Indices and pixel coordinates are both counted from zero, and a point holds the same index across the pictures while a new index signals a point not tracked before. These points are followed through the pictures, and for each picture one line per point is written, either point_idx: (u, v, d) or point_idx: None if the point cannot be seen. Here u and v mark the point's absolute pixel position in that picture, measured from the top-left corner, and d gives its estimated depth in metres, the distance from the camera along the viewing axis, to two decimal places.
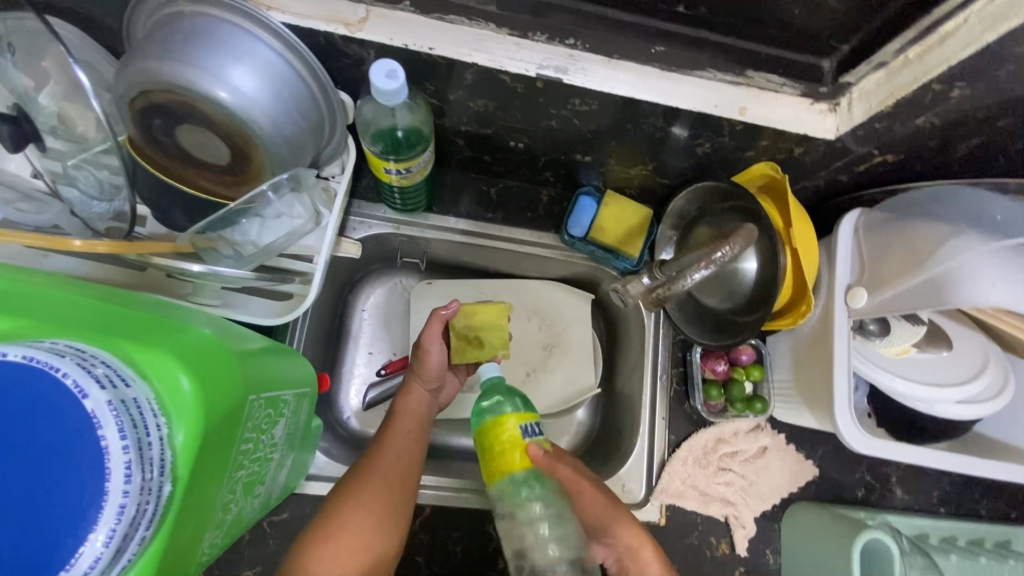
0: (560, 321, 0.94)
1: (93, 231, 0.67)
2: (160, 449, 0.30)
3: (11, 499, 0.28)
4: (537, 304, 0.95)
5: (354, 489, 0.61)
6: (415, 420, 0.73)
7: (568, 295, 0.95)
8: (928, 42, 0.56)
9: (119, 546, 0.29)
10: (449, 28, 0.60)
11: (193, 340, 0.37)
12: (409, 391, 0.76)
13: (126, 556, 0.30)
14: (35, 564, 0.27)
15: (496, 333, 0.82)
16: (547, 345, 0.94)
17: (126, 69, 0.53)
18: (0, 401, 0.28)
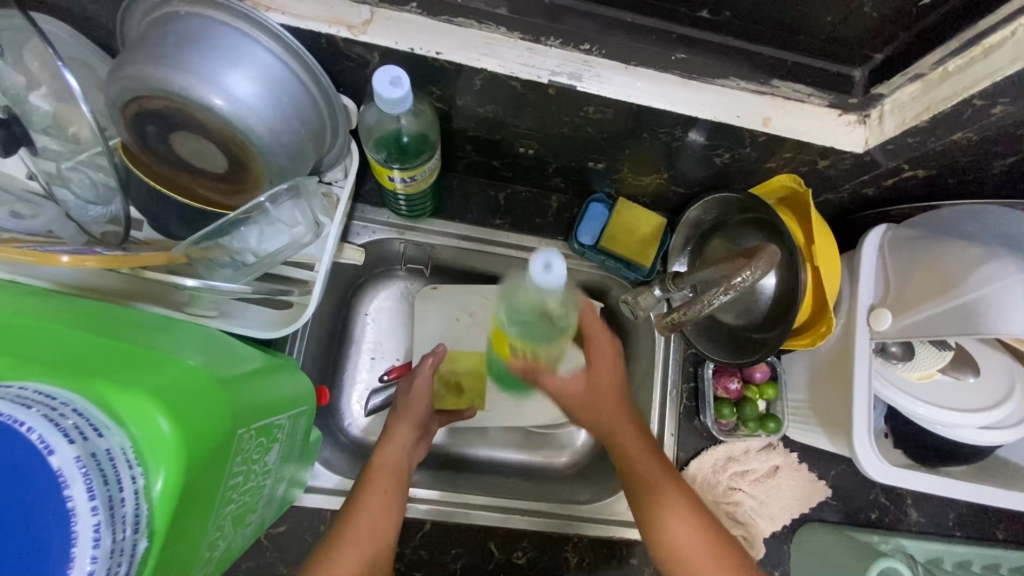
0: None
1: (88, 236, 0.65)
2: (134, 505, 0.28)
3: None
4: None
5: (327, 560, 0.59)
6: (400, 462, 0.70)
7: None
8: (971, 55, 0.52)
9: None
10: (458, 32, 0.57)
11: (177, 375, 0.35)
12: (393, 437, 0.72)
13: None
14: None
15: (476, 382, 0.88)
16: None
17: (118, 74, 0.50)
18: None
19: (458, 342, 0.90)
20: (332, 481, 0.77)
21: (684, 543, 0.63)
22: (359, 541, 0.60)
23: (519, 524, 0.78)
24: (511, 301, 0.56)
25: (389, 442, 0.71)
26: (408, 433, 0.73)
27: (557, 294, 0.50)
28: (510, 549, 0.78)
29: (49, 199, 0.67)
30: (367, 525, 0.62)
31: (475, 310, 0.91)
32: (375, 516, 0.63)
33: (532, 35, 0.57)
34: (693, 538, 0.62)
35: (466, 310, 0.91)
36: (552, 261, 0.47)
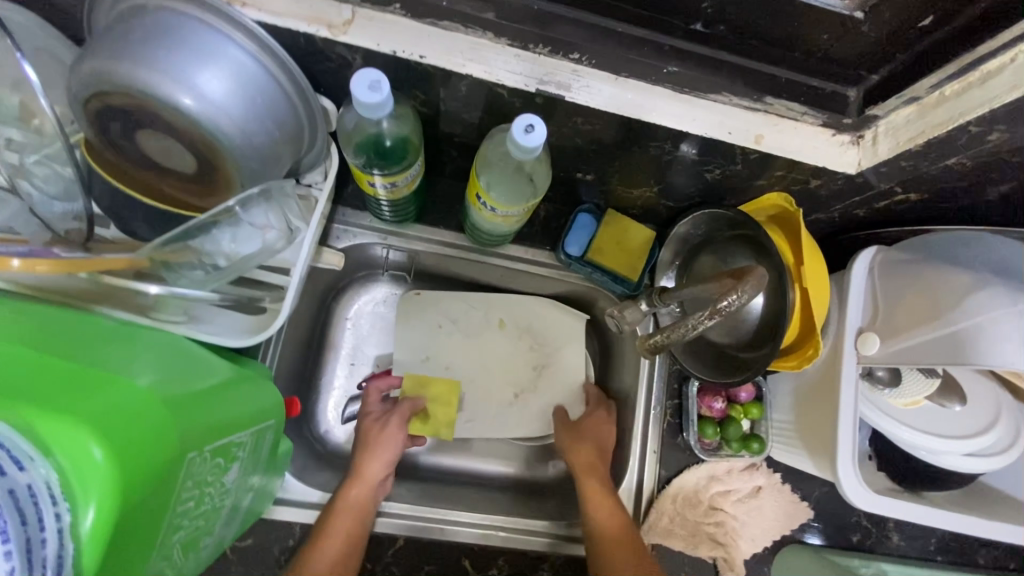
0: (551, 341, 0.90)
1: (53, 233, 0.62)
2: (57, 544, 0.26)
3: None
4: (528, 322, 0.90)
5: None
6: (368, 501, 0.71)
7: (562, 314, 0.90)
8: (969, 79, 0.51)
9: None
10: (443, 35, 0.55)
11: (119, 397, 0.32)
12: (363, 474, 0.73)
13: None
14: None
15: (445, 411, 0.84)
16: (536, 365, 0.90)
17: (80, 68, 0.48)
18: None
19: (441, 347, 0.88)
20: (303, 493, 0.75)
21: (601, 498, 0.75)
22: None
23: (495, 541, 0.76)
24: (495, 158, 0.63)
25: (358, 481, 0.72)
26: (376, 469, 0.74)
27: (530, 158, 0.55)
28: (485, 567, 0.76)
29: (14, 193, 0.64)
30: (327, 570, 0.64)
31: (459, 317, 0.89)
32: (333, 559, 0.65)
33: (520, 42, 0.55)
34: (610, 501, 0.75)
35: (448, 316, 0.89)
36: (535, 125, 0.53)
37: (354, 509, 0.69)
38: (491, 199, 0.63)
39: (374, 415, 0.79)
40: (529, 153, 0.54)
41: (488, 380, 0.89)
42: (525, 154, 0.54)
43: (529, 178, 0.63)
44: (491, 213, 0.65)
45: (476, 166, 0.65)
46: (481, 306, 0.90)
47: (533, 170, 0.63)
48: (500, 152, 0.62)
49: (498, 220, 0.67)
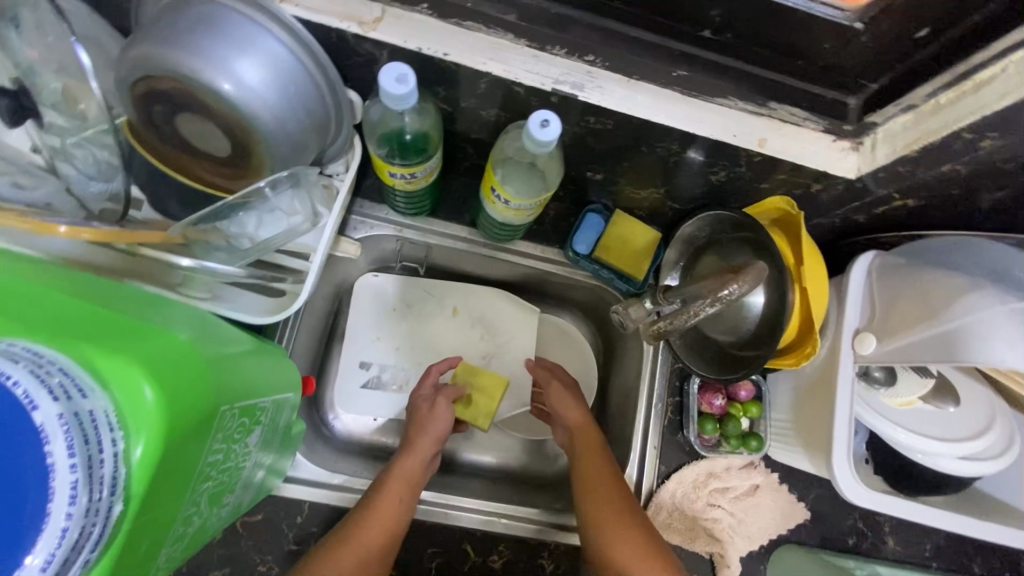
0: (500, 333, 0.92)
1: (88, 212, 0.66)
2: (112, 466, 0.29)
3: None
4: (482, 312, 0.92)
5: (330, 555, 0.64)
6: (416, 473, 0.74)
7: (512, 307, 0.93)
8: (963, 88, 0.54)
9: (58, 570, 0.27)
10: (466, 35, 0.58)
11: (164, 346, 0.35)
12: (412, 448, 0.76)
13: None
14: None
15: (488, 401, 0.84)
16: (486, 354, 0.92)
17: (129, 52, 0.51)
18: None
19: (397, 334, 0.90)
20: (313, 473, 0.77)
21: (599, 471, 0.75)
22: (362, 546, 0.65)
23: (498, 527, 0.78)
24: (510, 153, 0.67)
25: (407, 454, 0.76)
26: (424, 444, 0.77)
27: (545, 152, 0.58)
28: (487, 553, 0.78)
29: (53, 173, 0.67)
30: (377, 535, 0.66)
31: (415, 303, 0.91)
32: (384, 523, 0.67)
33: (538, 43, 0.59)
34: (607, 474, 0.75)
35: (404, 302, 0.91)
36: (550, 120, 0.56)
37: (404, 478, 0.72)
38: (505, 192, 0.66)
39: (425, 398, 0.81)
40: (543, 147, 0.57)
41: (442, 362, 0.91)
42: (539, 147, 0.57)
43: (539, 172, 0.67)
44: (505, 206, 0.68)
45: (492, 159, 0.68)
46: (437, 293, 0.92)
47: (545, 165, 0.66)
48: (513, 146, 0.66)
49: (510, 213, 0.70)
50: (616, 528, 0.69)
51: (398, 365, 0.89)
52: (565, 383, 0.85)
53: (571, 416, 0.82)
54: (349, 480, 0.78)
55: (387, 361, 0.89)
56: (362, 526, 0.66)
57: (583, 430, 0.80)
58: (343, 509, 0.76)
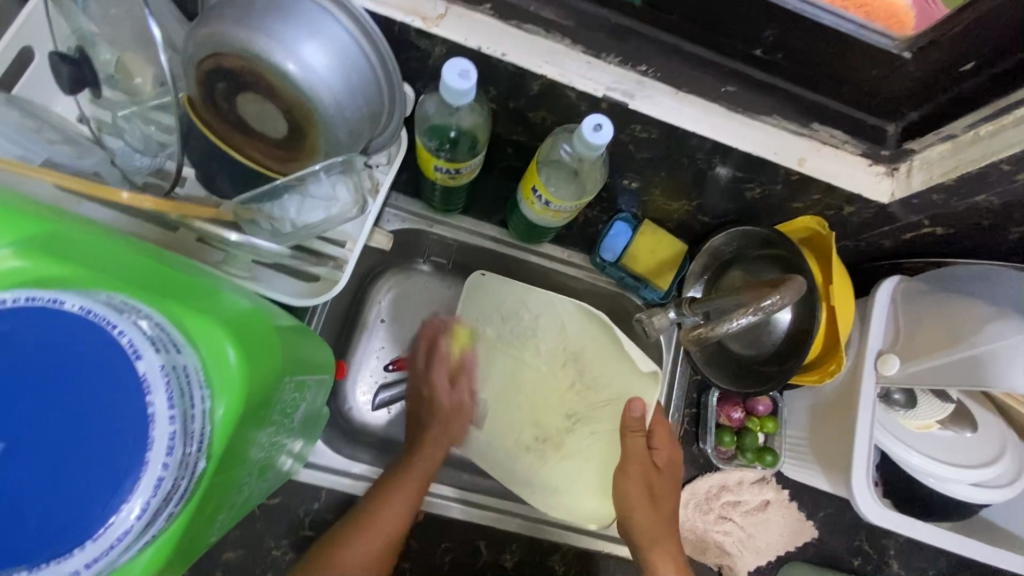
0: (605, 389, 0.83)
1: (131, 184, 0.66)
2: (201, 423, 0.31)
3: (47, 449, 0.29)
4: (578, 347, 0.84)
5: (353, 526, 0.66)
6: (430, 460, 0.75)
7: (621, 365, 0.83)
8: (1003, 121, 0.55)
9: (150, 519, 0.30)
10: (525, 38, 0.59)
11: (240, 313, 0.38)
12: (421, 442, 0.76)
13: (152, 529, 0.30)
14: (66, 523, 0.28)
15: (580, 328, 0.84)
16: (571, 416, 0.83)
17: (200, 30, 0.52)
18: (60, 352, 0.30)
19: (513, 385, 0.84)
20: (333, 461, 0.77)
21: (657, 531, 0.72)
22: (385, 516, 0.67)
23: (511, 526, 0.79)
24: (553, 154, 0.69)
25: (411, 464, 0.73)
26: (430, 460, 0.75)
27: (594, 156, 0.59)
28: (499, 552, 0.78)
29: (98, 144, 0.68)
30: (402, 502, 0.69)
31: (508, 317, 0.85)
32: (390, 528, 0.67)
33: (594, 50, 0.60)
34: (662, 529, 0.72)
35: (501, 313, 0.85)
36: (603, 125, 0.57)
37: (415, 477, 0.72)
38: (547, 192, 0.68)
39: (444, 391, 0.82)
40: (593, 151, 0.58)
41: (526, 405, 0.84)
42: (590, 150, 0.59)
43: (580, 180, 0.69)
44: (544, 207, 0.69)
45: (538, 159, 0.70)
46: (535, 312, 0.85)
47: (589, 172, 0.68)
48: (559, 150, 0.68)
49: (548, 215, 0.71)
50: (669, 570, 0.68)
51: None
52: (647, 463, 0.76)
53: (641, 509, 0.73)
54: (359, 468, 0.78)
55: (406, 375, 0.88)
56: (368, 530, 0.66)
57: (654, 528, 0.72)
58: (354, 497, 0.76)
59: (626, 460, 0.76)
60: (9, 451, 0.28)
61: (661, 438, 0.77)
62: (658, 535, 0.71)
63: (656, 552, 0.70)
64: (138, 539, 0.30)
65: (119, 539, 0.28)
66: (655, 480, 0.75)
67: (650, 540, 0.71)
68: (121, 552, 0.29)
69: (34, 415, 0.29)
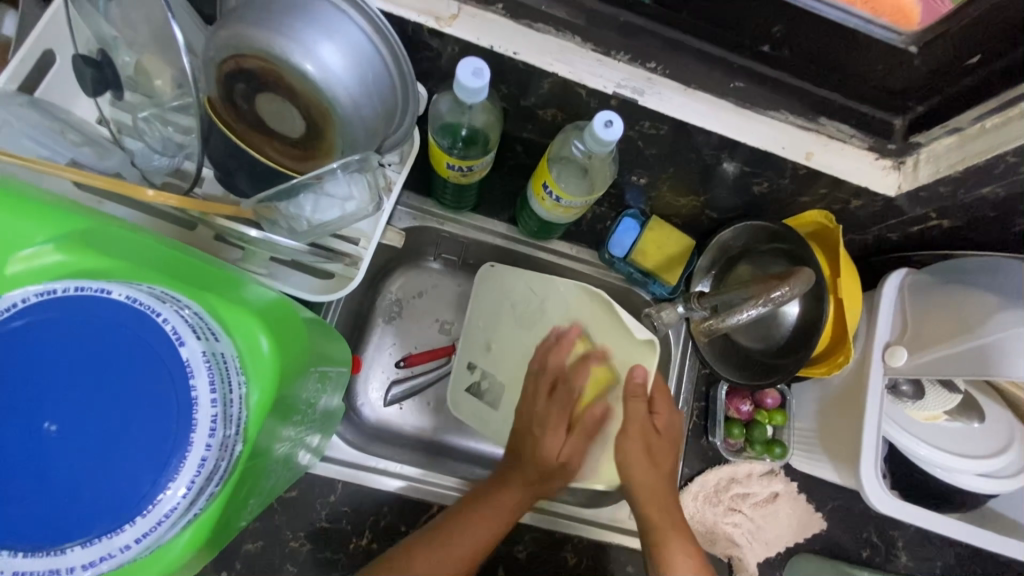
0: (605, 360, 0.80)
1: (151, 183, 0.68)
2: (239, 407, 0.33)
3: (93, 433, 0.31)
4: (580, 320, 0.82)
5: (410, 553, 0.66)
6: (514, 507, 0.73)
7: (623, 337, 0.78)
8: (1008, 114, 0.56)
9: (193, 499, 0.31)
10: (536, 36, 0.61)
11: (270, 304, 0.40)
12: (508, 488, 0.73)
13: (194, 510, 0.32)
14: (115, 502, 0.30)
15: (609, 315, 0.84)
16: None
17: (220, 32, 0.54)
18: (107, 339, 0.32)
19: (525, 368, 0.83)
20: (348, 454, 0.79)
21: (659, 495, 0.75)
22: (448, 555, 0.66)
23: (523, 518, 0.80)
24: (563, 151, 0.70)
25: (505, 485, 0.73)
26: (522, 478, 0.75)
27: (605, 150, 0.60)
28: (512, 544, 0.79)
29: (118, 146, 0.70)
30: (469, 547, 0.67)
31: (519, 302, 0.84)
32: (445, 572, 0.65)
33: (604, 48, 0.61)
34: (662, 490, 0.76)
35: (507, 298, 0.85)
36: (614, 121, 0.58)
37: (489, 525, 0.69)
38: (558, 188, 0.68)
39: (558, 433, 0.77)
40: (605, 145, 0.59)
41: None
42: (601, 146, 0.60)
43: (590, 176, 0.70)
44: (554, 203, 0.70)
45: (549, 156, 0.71)
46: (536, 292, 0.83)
47: (599, 168, 0.69)
48: (570, 146, 0.69)
49: (558, 210, 0.72)
50: (672, 533, 0.73)
51: (426, 377, 0.90)
52: (648, 426, 0.76)
53: (643, 471, 0.75)
54: (373, 460, 0.79)
55: (419, 371, 0.90)
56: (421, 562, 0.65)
57: (655, 487, 0.75)
58: (369, 489, 0.77)
59: (626, 426, 0.76)
60: (61, 434, 0.30)
61: (661, 404, 0.78)
62: (659, 496, 0.75)
63: (655, 511, 0.74)
64: (181, 520, 0.32)
65: (166, 516, 0.30)
66: (656, 442, 0.76)
67: (653, 506, 0.74)
68: (166, 530, 0.31)
69: (81, 400, 0.31)
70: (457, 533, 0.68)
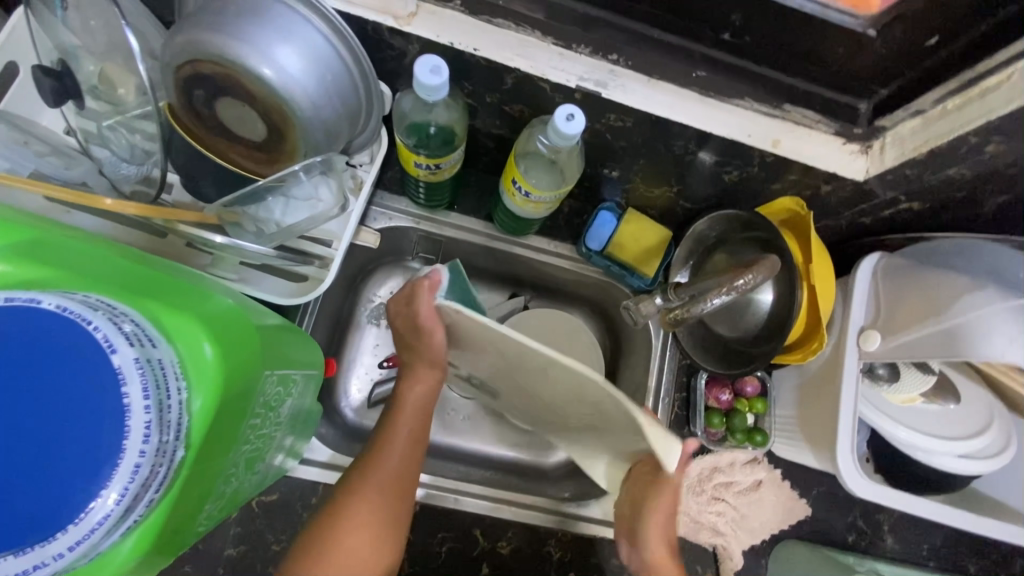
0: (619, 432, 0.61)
1: (120, 192, 0.68)
2: (178, 413, 0.33)
3: (27, 441, 0.31)
4: (596, 401, 0.57)
5: (352, 501, 0.62)
6: (422, 409, 0.68)
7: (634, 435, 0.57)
8: (969, 95, 0.56)
9: (129, 504, 0.32)
10: (497, 32, 0.61)
11: (217, 307, 0.39)
12: (405, 392, 0.68)
13: (133, 516, 0.33)
14: (47, 513, 0.30)
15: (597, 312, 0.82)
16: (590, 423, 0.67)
17: (175, 38, 0.54)
18: (37, 348, 0.31)
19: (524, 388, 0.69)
20: (324, 455, 0.79)
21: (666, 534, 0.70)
22: (386, 479, 0.64)
23: (505, 514, 0.80)
24: (530, 145, 0.70)
25: (370, 490, 0.63)
26: (421, 384, 0.68)
27: (569, 144, 0.60)
28: (495, 539, 0.79)
29: (86, 155, 0.70)
30: (397, 463, 0.65)
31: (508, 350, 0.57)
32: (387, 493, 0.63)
33: (564, 41, 0.61)
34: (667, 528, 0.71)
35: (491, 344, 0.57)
36: (575, 115, 0.58)
37: (405, 439, 0.66)
38: (527, 183, 0.68)
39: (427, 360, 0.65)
40: (569, 138, 0.59)
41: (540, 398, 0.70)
42: (564, 140, 0.59)
43: (559, 170, 0.70)
44: (525, 198, 0.70)
45: (516, 151, 0.71)
46: (538, 360, 0.55)
47: (567, 160, 0.68)
48: (534, 140, 0.69)
49: (529, 206, 0.72)
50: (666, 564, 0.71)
51: None
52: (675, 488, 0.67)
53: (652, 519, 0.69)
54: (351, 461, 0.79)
55: None
56: (362, 502, 0.62)
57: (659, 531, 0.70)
58: None
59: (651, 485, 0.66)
60: None
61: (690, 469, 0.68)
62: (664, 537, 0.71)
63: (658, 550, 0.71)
64: (119, 526, 0.32)
65: (99, 524, 0.31)
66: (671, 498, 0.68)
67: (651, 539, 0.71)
68: (103, 536, 0.31)
69: (11, 407, 0.31)
70: (378, 458, 0.64)
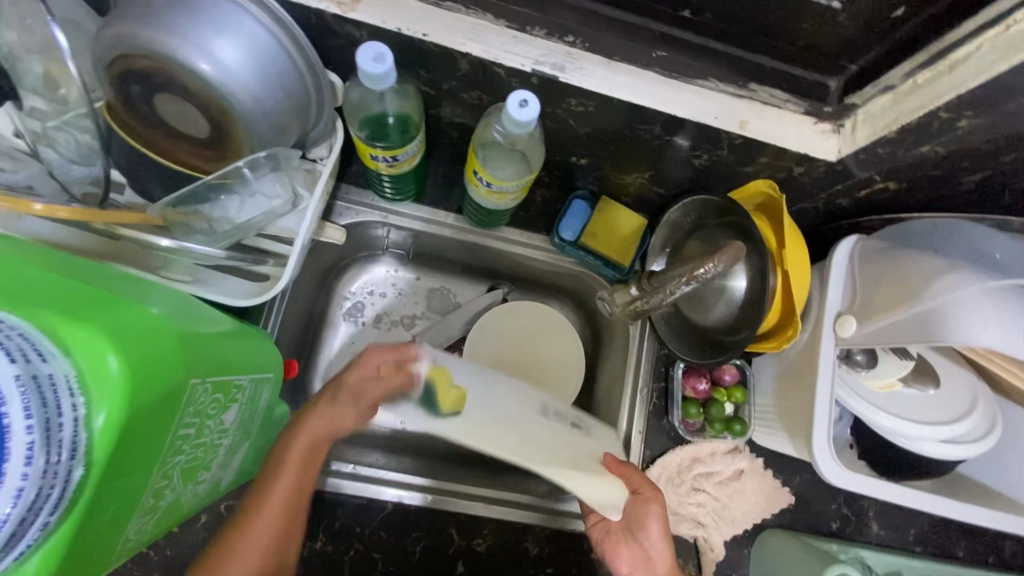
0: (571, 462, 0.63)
1: (69, 194, 0.66)
2: (71, 431, 0.32)
3: None
4: None
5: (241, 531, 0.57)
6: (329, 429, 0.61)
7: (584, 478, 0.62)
8: (939, 68, 0.53)
9: (17, 528, 0.31)
10: (447, 16, 0.58)
11: (132, 317, 0.38)
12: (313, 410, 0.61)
13: (28, 538, 0.32)
14: None
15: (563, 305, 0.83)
16: None
17: (105, 31, 0.51)
18: None
19: None
20: None
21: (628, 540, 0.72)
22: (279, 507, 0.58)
23: (479, 510, 0.78)
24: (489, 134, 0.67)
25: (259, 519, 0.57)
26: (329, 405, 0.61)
27: (526, 132, 0.58)
28: (471, 536, 0.78)
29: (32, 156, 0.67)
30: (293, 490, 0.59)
31: None
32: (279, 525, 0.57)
33: (518, 24, 0.59)
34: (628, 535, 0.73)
35: None
36: (528, 101, 0.56)
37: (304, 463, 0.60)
38: (487, 174, 0.66)
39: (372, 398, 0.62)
40: (525, 126, 0.57)
41: None
42: (520, 127, 0.57)
43: (520, 157, 0.67)
44: (487, 189, 0.68)
45: (476, 141, 0.69)
46: None
47: (527, 147, 0.66)
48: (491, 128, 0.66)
49: (493, 197, 0.70)
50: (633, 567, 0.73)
51: None
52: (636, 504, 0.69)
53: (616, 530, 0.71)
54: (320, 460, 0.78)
55: None
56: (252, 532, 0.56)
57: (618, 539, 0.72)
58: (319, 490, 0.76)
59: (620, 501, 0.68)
60: None
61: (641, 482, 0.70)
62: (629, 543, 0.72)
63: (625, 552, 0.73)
64: (9, 551, 0.31)
65: None
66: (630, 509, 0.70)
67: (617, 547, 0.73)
68: None
69: None
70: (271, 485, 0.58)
